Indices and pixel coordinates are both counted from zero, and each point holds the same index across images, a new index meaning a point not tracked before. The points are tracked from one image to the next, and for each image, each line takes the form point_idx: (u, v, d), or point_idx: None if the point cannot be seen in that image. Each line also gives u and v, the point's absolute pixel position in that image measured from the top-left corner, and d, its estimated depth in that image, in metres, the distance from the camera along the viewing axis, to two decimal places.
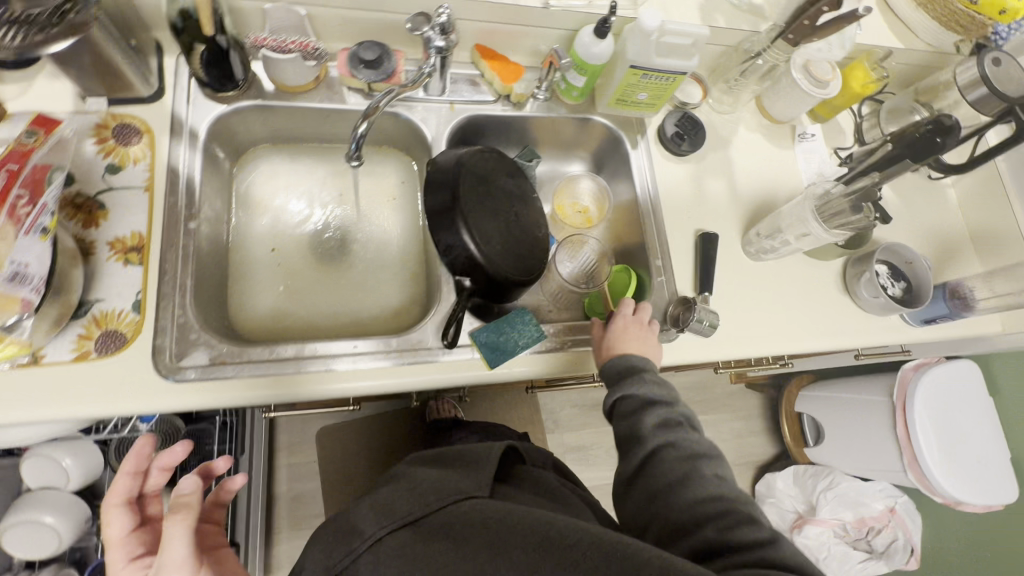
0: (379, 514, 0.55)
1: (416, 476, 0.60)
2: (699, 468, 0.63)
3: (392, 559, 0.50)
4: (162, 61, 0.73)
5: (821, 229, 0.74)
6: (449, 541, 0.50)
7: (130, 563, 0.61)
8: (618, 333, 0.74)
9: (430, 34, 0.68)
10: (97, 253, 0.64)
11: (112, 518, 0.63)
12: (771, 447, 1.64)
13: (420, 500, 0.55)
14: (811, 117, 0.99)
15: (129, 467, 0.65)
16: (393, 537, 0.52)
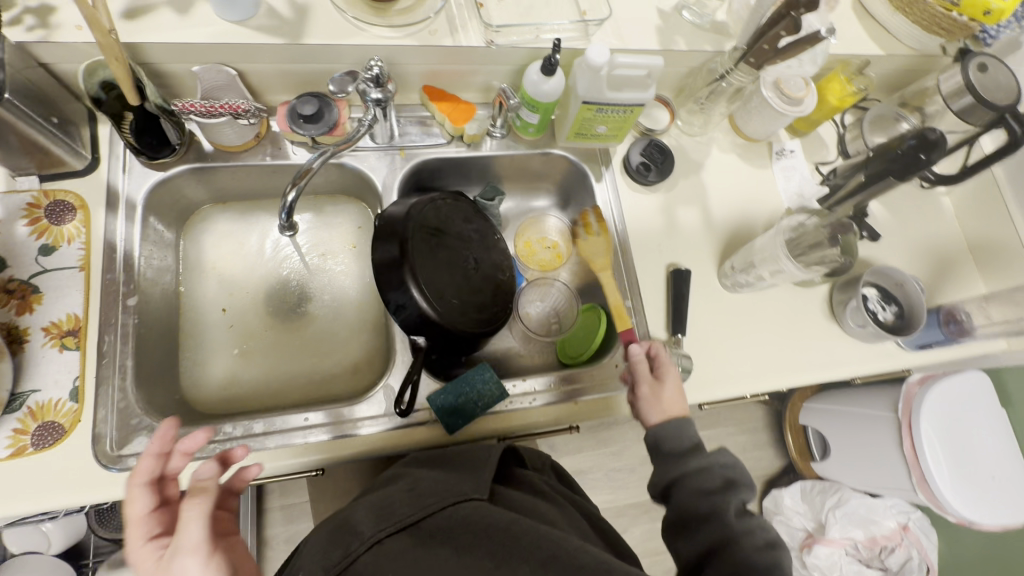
0: (379, 515, 0.48)
1: (413, 479, 0.55)
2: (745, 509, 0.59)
3: (392, 562, 0.43)
4: (96, 130, 0.71)
5: (793, 267, 0.68)
6: (452, 547, 0.45)
7: (149, 545, 0.46)
8: (643, 401, 0.69)
9: (365, 88, 0.65)
10: (30, 341, 0.62)
11: (132, 496, 0.47)
12: (777, 460, 1.58)
13: (417, 501, 0.50)
14: (790, 132, 0.94)
15: (158, 447, 0.48)
16: (393, 538, 0.46)
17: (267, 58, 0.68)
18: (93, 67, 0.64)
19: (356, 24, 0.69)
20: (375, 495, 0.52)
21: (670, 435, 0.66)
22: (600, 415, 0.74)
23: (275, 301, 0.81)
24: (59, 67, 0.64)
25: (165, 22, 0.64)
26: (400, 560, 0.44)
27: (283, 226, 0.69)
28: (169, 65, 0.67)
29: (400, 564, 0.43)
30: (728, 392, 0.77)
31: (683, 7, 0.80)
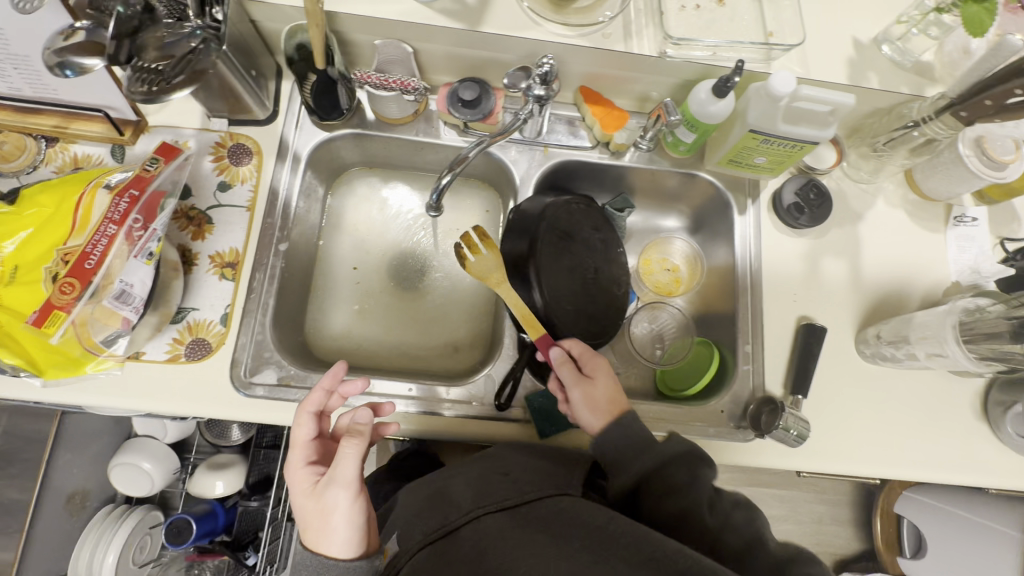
0: (476, 493, 0.54)
1: (511, 464, 0.59)
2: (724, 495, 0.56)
3: (490, 535, 0.48)
4: (280, 85, 0.77)
5: (962, 355, 0.61)
6: (548, 534, 0.47)
7: (307, 468, 0.56)
8: (579, 405, 0.65)
9: (530, 85, 0.65)
10: (198, 265, 0.69)
11: (301, 422, 0.57)
12: (855, 542, 1.43)
13: (515, 489, 0.53)
14: (976, 197, 0.82)
15: (326, 384, 0.59)
16: (491, 516, 0.50)
17: (443, 40, 0.71)
18: (295, 29, 0.70)
19: (533, 18, 0.69)
20: (475, 475, 0.57)
21: (611, 436, 0.62)
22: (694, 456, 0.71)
23: (398, 270, 0.85)
24: (265, 25, 0.70)
25: None
26: (497, 534, 0.48)
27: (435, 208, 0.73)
28: (355, 36, 0.71)
29: (498, 536, 0.48)
30: (842, 468, 0.71)
31: (884, 41, 0.72)
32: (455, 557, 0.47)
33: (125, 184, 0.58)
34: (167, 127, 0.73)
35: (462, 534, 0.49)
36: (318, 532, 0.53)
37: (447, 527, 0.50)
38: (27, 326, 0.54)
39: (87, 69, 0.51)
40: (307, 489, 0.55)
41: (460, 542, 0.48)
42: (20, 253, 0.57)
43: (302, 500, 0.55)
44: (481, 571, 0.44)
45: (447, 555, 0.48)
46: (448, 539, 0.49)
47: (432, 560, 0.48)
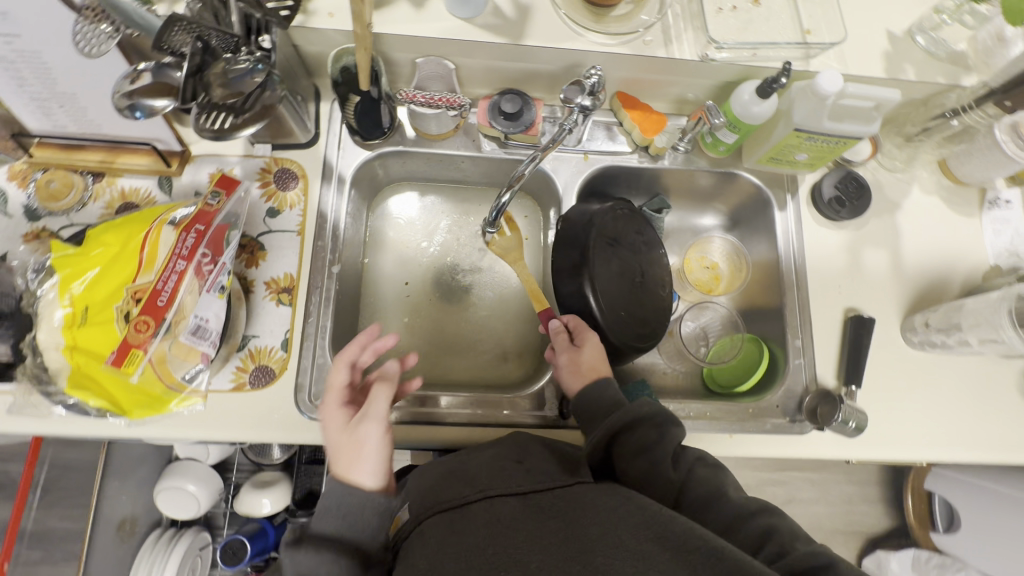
0: (493, 479, 0.53)
1: (529, 453, 0.59)
2: (721, 484, 0.58)
3: (501, 516, 0.48)
4: (319, 106, 0.77)
5: (1017, 340, 0.63)
6: (560, 519, 0.47)
7: (341, 409, 0.60)
8: (562, 369, 0.69)
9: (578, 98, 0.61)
10: (255, 292, 0.70)
11: (337, 367, 0.61)
12: (886, 520, 1.45)
13: (529, 479, 0.53)
14: (1009, 180, 0.83)
15: (365, 339, 0.63)
16: (504, 497, 0.50)
17: (484, 54, 0.71)
18: (340, 53, 0.70)
19: (574, 28, 0.70)
20: (489, 460, 0.57)
21: (594, 401, 0.65)
22: (755, 451, 0.72)
23: (443, 284, 0.86)
24: (306, 49, 0.71)
25: (401, 15, 0.68)
26: (508, 515, 0.48)
27: (489, 224, 0.74)
28: (395, 55, 0.71)
29: (510, 520, 0.47)
30: (896, 455, 0.73)
31: (918, 33, 0.73)
32: (468, 528, 0.47)
33: (190, 219, 0.59)
34: (212, 156, 0.73)
35: (475, 507, 0.49)
36: (345, 464, 0.56)
37: (458, 501, 0.50)
38: (107, 366, 0.55)
39: (156, 109, 0.52)
40: (336, 429, 0.59)
41: (471, 517, 0.48)
42: (88, 294, 0.56)
43: (330, 437, 0.59)
44: (486, 552, 0.44)
45: (458, 526, 0.47)
46: (460, 511, 0.49)
47: (443, 530, 0.47)
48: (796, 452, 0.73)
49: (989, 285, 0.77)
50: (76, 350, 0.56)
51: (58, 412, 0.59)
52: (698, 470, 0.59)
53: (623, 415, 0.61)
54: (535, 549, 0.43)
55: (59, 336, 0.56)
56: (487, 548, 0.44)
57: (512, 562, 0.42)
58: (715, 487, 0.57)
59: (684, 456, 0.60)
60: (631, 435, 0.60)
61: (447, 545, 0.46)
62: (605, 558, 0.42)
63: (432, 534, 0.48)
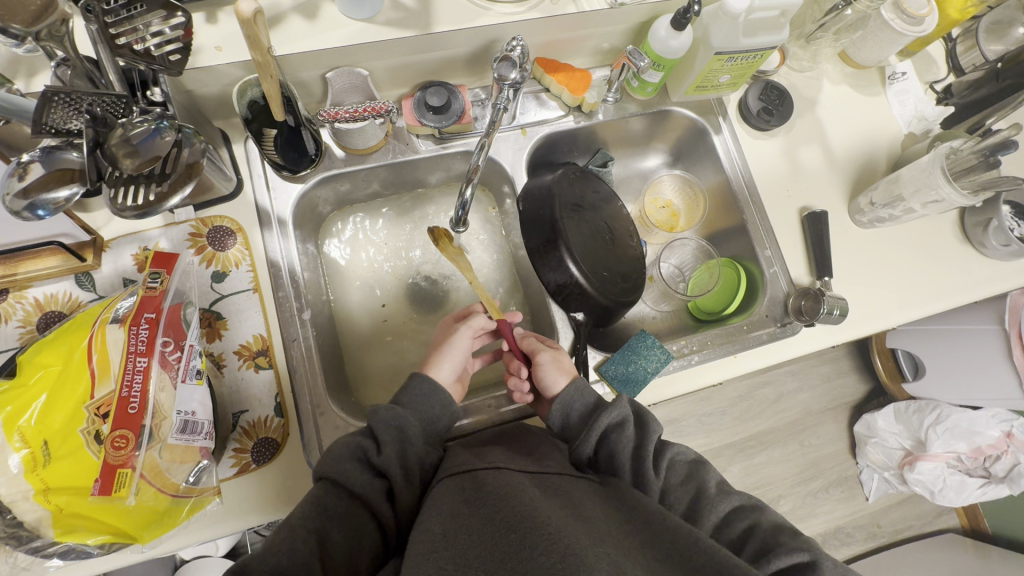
0: (508, 456, 0.56)
1: (532, 435, 0.62)
2: (705, 481, 0.61)
3: (512, 484, 0.50)
4: (232, 150, 0.71)
5: (955, 194, 0.70)
6: (565, 501, 0.49)
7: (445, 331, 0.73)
8: (546, 366, 0.66)
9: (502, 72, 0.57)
10: (228, 364, 0.64)
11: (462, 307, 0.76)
12: (862, 386, 1.58)
13: (537, 461, 0.55)
14: (899, 54, 0.90)
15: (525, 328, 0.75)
16: (513, 470, 0.52)
17: (395, 52, 0.67)
18: (244, 86, 0.64)
19: (479, 4, 0.67)
20: (497, 445, 0.59)
21: (575, 404, 0.64)
22: (758, 363, 0.76)
23: (416, 297, 0.83)
24: (201, 92, 0.64)
25: (297, 31, 0.63)
26: (519, 484, 0.50)
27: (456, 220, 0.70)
28: (302, 74, 0.66)
29: (523, 489, 0.49)
30: (875, 327, 0.79)
31: None
32: (481, 494, 0.49)
33: (135, 311, 0.53)
34: (130, 236, 0.65)
35: (485, 475, 0.51)
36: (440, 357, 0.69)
37: (470, 468, 0.53)
38: (95, 496, 0.48)
39: (60, 202, 0.45)
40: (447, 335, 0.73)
41: (483, 484, 0.50)
42: (43, 425, 0.49)
43: (437, 335, 0.74)
44: (500, 515, 0.45)
45: (471, 494, 0.49)
46: (472, 478, 0.51)
47: (454, 499, 0.49)
48: (793, 352, 0.77)
49: (910, 152, 0.84)
50: (52, 491, 0.48)
51: (54, 565, 0.52)
52: (680, 474, 0.62)
53: (615, 415, 0.61)
54: (545, 511, 0.46)
55: (24, 483, 0.48)
56: (500, 507, 0.46)
57: (524, 516, 0.45)
58: (696, 490, 0.61)
59: (674, 455, 0.62)
60: (617, 436, 0.60)
61: (460, 514, 0.47)
62: (607, 539, 0.45)
63: (444, 500, 0.50)
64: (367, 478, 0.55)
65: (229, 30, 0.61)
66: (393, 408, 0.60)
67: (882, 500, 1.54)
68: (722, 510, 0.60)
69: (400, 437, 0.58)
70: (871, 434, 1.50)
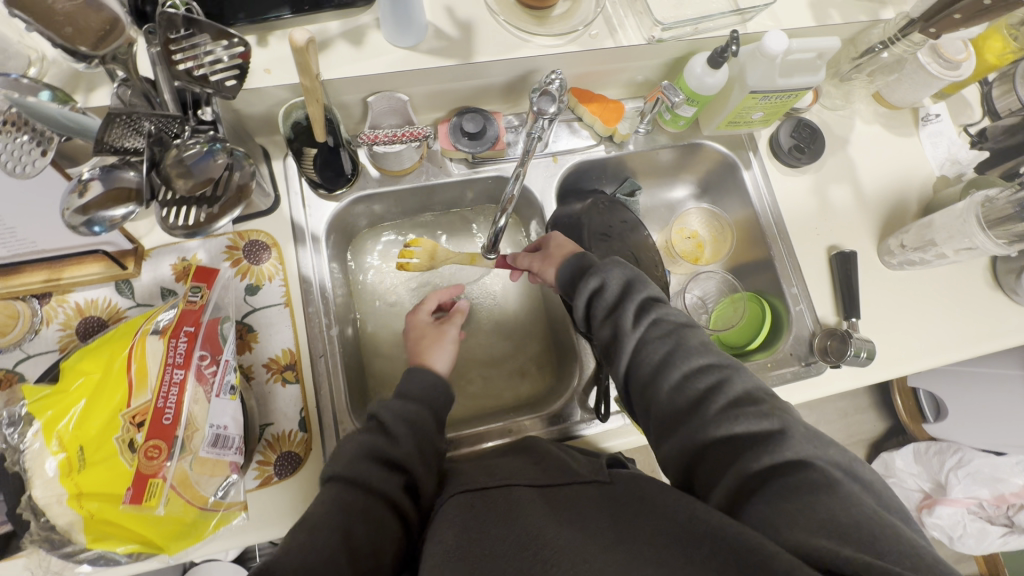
0: (516, 474, 0.54)
1: (545, 452, 0.60)
2: (685, 338, 0.56)
3: (521, 503, 0.49)
4: (272, 167, 0.73)
5: (990, 243, 0.70)
6: (576, 514, 0.48)
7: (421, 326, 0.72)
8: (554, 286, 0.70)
9: (541, 104, 0.59)
10: (256, 377, 0.65)
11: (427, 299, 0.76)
12: (881, 423, 1.55)
13: (546, 474, 0.54)
14: (933, 96, 0.90)
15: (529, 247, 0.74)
16: (523, 486, 0.51)
17: (434, 79, 0.69)
18: (289, 109, 0.67)
19: (519, 35, 0.69)
20: (508, 461, 0.59)
21: (563, 275, 0.65)
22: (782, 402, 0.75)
23: None
24: (247, 111, 0.66)
25: (343, 56, 0.65)
26: (529, 504, 0.49)
27: (489, 249, 0.74)
28: (344, 97, 0.68)
29: (530, 507, 0.48)
30: (903, 370, 0.78)
31: None
32: (490, 511, 0.49)
33: (175, 323, 0.54)
34: (171, 246, 0.67)
35: (493, 493, 0.51)
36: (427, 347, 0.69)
37: (479, 486, 0.52)
38: (127, 505, 0.49)
39: (116, 220, 0.47)
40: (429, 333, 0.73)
41: (492, 502, 0.50)
42: (80, 432, 0.50)
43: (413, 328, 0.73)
44: (508, 535, 0.45)
45: (479, 509, 0.49)
46: (481, 494, 0.51)
47: (463, 515, 0.49)
48: (817, 392, 0.76)
49: (942, 195, 0.84)
50: (85, 497, 0.50)
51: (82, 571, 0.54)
52: (661, 336, 0.57)
53: (599, 276, 0.61)
54: (554, 528, 0.45)
55: (58, 488, 0.50)
56: (510, 527, 0.46)
57: (533, 536, 0.44)
58: (675, 343, 0.56)
59: (653, 323, 0.58)
60: (597, 300, 0.61)
61: (470, 529, 0.47)
62: (621, 546, 0.42)
63: (454, 517, 0.49)
64: (383, 472, 0.54)
65: (279, 54, 0.63)
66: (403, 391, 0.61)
67: None
68: (698, 362, 0.54)
69: (415, 428, 0.58)
70: (888, 474, 1.47)
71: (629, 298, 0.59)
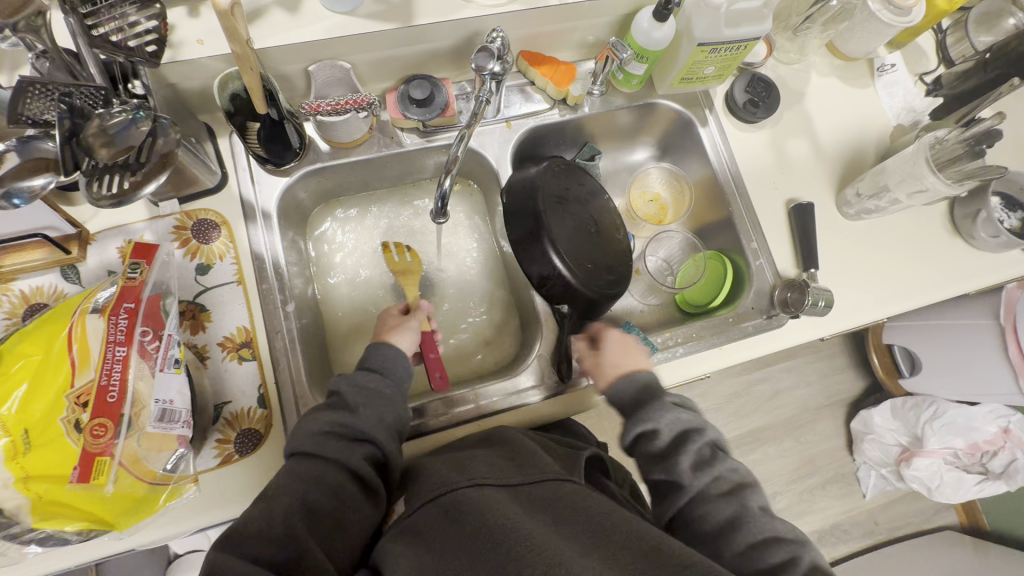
0: (490, 470, 0.54)
1: (509, 442, 0.61)
2: (746, 502, 0.57)
3: (494, 504, 0.49)
4: (217, 144, 0.71)
5: (940, 182, 0.70)
6: (549, 512, 0.49)
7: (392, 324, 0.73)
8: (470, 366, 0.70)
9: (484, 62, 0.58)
10: (211, 356, 0.64)
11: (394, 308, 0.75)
12: (860, 382, 1.57)
13: (521, 471, 0.54)
14: (888, 46, 0.90)
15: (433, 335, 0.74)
16: (494, 487, 0.52)
17: (377, 45, 0.68)
18: (224, 80, 0.65)
19: None
20: (482, 453, 0.58)
21: (629, 390, 0.66)
22: (746, 356, 0.76)
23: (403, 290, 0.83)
24: (185, 86, 0.65)
25: (280, 24, 0.64)
26: (499, 503, 0.49)
27: (438, 214, 0.73)
28: (285, 67, 0.67)
29: (499, 507, 0.48)
30: (864, 319, 0.79)
31: None
32: (464, 517, 0.49)
33: (115, 300, 0.53)
34: (116, 229, 0.66)
35: (467, 496, 0.51)
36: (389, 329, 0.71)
37: (452, 489, 0.52)
38: (74, 484, 0.49)
39: (35, 190, 0.46)
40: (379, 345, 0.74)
41: (464, 506, 0.50)
42: (23, 415, 0.49)
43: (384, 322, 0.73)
44: (483, 541, 0.45)
45: (454, 518, 0.49)
46: (453, 501, 0.51)
47: (438, 524, 0.49)
48: (781, 344, 0.77)
49: (899, 144, 0.84)
50: (32, 479, 0.49)
51: (33, 552, 0.52)
52: (713, 481, 0.59)
53: (650, 418, 0.63)
54: (524, 529, 0.45)
55: (2, 473, 0.49)
56: (485, 526, 0.47)
57: (507, 536, 0.45)
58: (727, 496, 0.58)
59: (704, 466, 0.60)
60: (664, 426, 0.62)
61: (447, 541, 0.47)
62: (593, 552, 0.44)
63: (429, 527, 0.50)
64: (323, 464, 0.55)
65: (210, 24, 0.62)
66: (353, 378, 0.62)
67: (880, 498, 1.53)
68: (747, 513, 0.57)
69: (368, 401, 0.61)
70: (867, 431, 1.49)
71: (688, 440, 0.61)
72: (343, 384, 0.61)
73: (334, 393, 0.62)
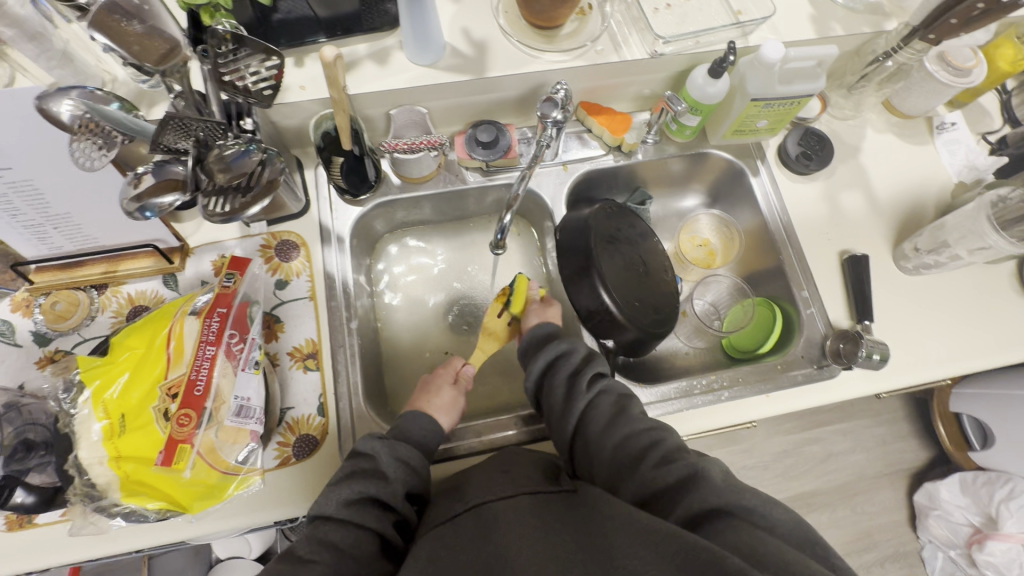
0: (483, 486, 0.55)
1: (482, 465, 0.61)
2: (629, 407, 0.63)
3: (492, 517, 0.51)
4: (303, 174, 0.80)
5: (1004, 241, 0.68)
6: (539, 518, 0.50)
7: (448, 388, 0.72)
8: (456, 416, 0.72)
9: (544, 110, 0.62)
10: (281, 364, 0.70)
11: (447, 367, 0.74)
12: (924, 452, 1.47)
13: (513, 483, 0.55)
14: (948, 106, 0.90)
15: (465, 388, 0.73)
16: (487, 497, 0.53)
17: (451, 94, 0.75)
18: (319, 120, 0.73)
19: (529, 52, 0.75)
20: (479, 471, 0.59)
21: (560, 363, 0.67)
22: (795, 405, 0.74)
23: (455, 317, 0.88)
24: (284, 123, 0.74)
25: (370, 73, 0.72)
26: (497, 511, 0.51)
27: (497, 244, 0.78)
28: (369, 111, 0.75)
29: (495, 517, 0.50)
30: (923, 376, 0.76)
31: None
32: (459, 540, 0.50)
33: (210, 304, 0.61)
34: (212, 244, 0.74)
35: (464, 519, 0.52)
36: (439, 406, 0.69)
37: (452, 515, 0.53)
38: (157, 466, 0.54)
39: (164, 207, 0.54)
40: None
41: (462, 527, 0.51)
42: (122, 401, 0.56)
43: (428, 382, 0.72)
44: (483, 556, 0.47)
45: (450, 539, 0.50)
46: (451, 525, 0.52)
47: (436, 544, 0.50)
48: (832, 395, 0.75)
49: (961, 200, 0.83)
50: (123, 459, 0.55)
51: (116, 525, 0.58)
52: (609, 403, 0.63)
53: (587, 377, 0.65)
54: (518, 538, 0.47)
55: (101, 450, 0.55)
56: (481, 544, 0.48)
57: (501, 551, 0.46)
58: (621, 411, 0.62)
59: (601, 390, 0.64)
60: (559, 360, 0.67)
61: (441, 561, 0.48)
62: (575, 555, 0.44)
63: (427, 547, 0.50)
64: (356, 532, 0.55)
65: (313, 73, 0.71)
66: (396, 448, 0.61)
67: None
68: (637, 427, 0.60)
69: (405, 466, 0.60)
70: (933, 506, 1.37)
71: (582, 364, 0.67)
72: (386, 452, 0.60)
73: (366, 454, 0.60)
